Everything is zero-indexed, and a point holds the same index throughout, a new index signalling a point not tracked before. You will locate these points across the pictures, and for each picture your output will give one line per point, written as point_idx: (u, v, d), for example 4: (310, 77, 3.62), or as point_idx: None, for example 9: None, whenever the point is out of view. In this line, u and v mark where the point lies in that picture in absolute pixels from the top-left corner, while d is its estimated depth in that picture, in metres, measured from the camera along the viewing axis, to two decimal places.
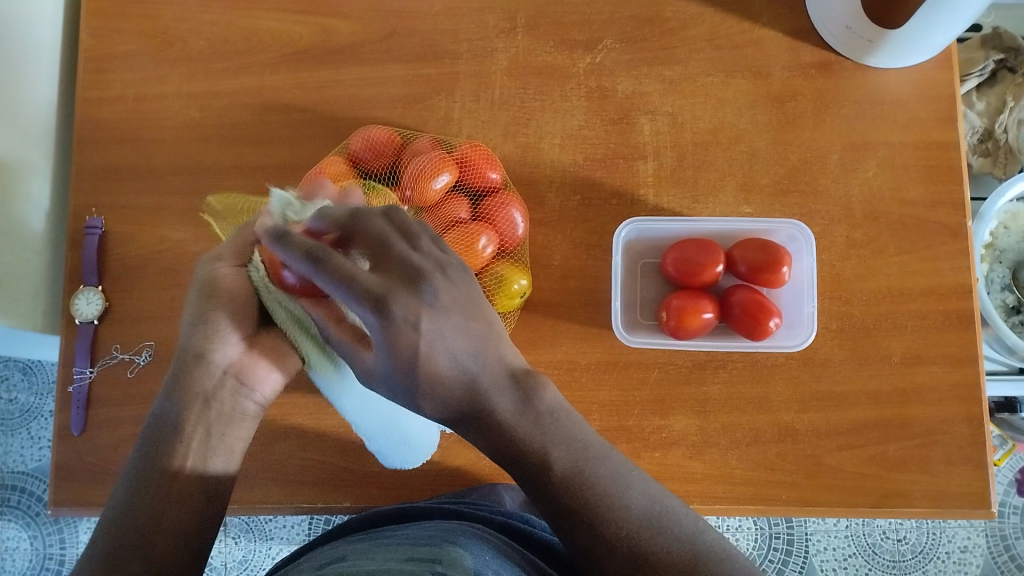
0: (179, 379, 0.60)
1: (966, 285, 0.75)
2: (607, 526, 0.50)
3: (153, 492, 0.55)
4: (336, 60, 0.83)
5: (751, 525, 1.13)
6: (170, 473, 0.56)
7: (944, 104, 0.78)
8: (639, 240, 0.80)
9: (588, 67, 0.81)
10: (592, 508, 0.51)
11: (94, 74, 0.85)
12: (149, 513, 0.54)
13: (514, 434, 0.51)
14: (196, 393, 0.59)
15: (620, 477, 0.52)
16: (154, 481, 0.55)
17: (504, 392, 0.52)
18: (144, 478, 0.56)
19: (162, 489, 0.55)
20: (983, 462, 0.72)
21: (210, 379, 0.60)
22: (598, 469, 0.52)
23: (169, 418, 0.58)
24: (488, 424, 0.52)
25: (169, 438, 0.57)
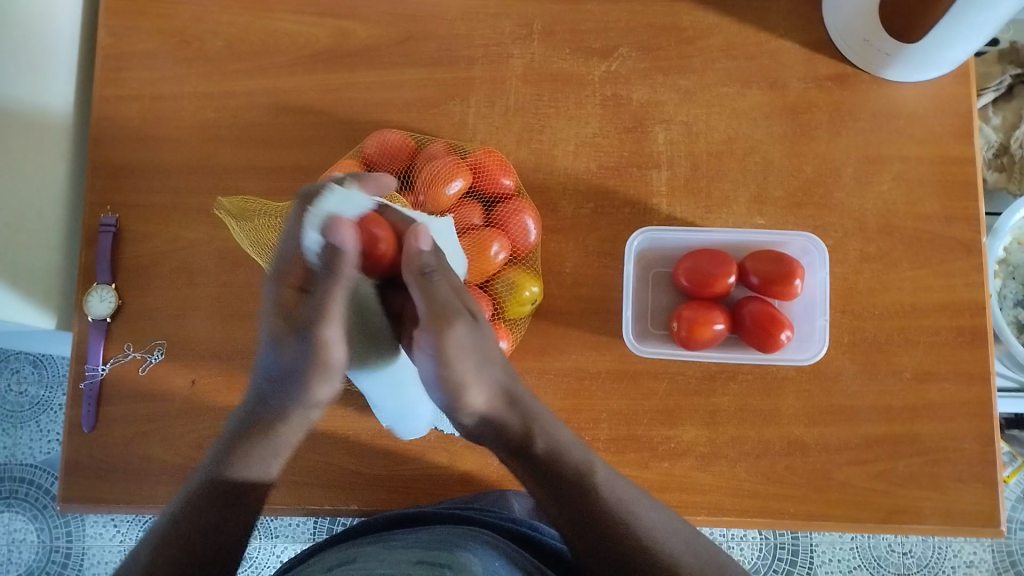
0: (256, 420, 0.67)
1: (980, 301, 0.74)
2: (620, 530, 0.59)
3: (216, 518, 0.62)
4: (352, 63, 0.83)
5: (756, 534, 1.13)
6: (243, 497, 0.64)
7: (960, 119, 0.78)
8: (652, 249, 0.80)
9: (603, 75, 0.81)
10: (620, 514, 0.61)
11: (111, 72, 0.85)
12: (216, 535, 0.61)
13: (558, 446, 0.64)
14: (281, 442, 0.67)
15: (637, 498, 0.63)
16: (228, 506, 0.63)
17: (535, 404, 0.66)
18: (210, 504, 0.63)
19: (225, 510, 0.63)
20: (992, 479, 0.71)
21: (296, 430, 0.67)
22: (621, 486, 0.63)
23: (244, 456, 0.65)
24: (524, 437, 0.65)
25: (253, 470, 0.65)
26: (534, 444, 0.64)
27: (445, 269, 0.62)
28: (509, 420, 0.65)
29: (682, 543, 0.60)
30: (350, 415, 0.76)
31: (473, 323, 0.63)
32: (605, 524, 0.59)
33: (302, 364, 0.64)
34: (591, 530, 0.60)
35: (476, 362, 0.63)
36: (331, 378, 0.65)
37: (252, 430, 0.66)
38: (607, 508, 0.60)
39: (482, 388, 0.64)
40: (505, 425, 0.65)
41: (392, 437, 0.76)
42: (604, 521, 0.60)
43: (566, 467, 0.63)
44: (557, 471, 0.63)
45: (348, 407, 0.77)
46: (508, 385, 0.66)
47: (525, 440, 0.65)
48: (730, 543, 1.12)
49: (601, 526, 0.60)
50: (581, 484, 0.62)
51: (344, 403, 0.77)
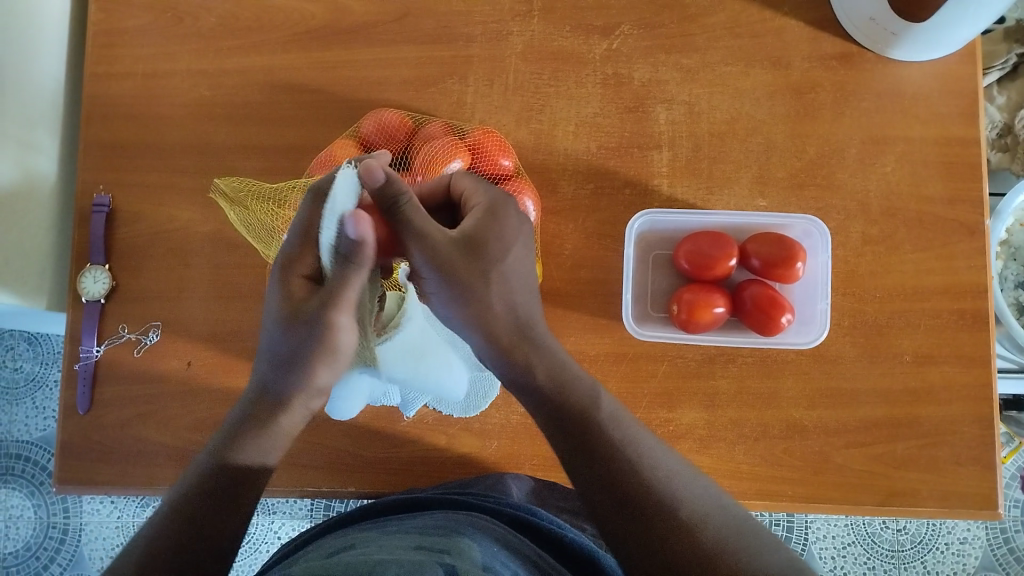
0: (255, 412, 0.58)
1: (982, 284, 0.74)
2: (634, 475, 0.51)
3: (224, 505, 0.53)
4: (349, 40, 0.81)
5: (752, 511, 1.13)
6: (246, 482, 0.55)
7: (966, 100, 0.77)
8: (653, 231, 0.79)
9: (604, 53, 0.79)
10: (620, 455, 0.52)
11: (103, 48, 0.83)
12: (217, 519, 0.52)
13: (565, 375, 0.56)
14: (283, 427, 0.58)
15: (657, 447, 0.54)
16: (224, 502, 0.54)
17: (546, 339, 0.59)
18: (211, 493, 0.54)
19: (226, 501, 0.54)
20: (991, 462, 0.71)
21: (297, 415, 0.59)
22: (627, 424, 0.55)
23: (252, 441, 0.57)
24: (533, 336, 0.58)
25: (253, 457, 0.56)
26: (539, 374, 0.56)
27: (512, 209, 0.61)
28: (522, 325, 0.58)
29: (696, 503, 0.49)
30: None
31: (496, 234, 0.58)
32: (625, 461, 0.51)
33: (313, 349, 0.56)
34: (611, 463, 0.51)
35: (501, 247, 0.57)
36: (338, 357, 0.58)
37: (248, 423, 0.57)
38: (622, 445, 0.52)
39: (495, 278, 0.57)
40: (520, 326, 0.58)
41: (392, 420, 0.75)
42: (614, 455, 0.52)
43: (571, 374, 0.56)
44: (563, 404, 0.55)
45: None
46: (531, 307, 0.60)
47: (539, 339, 0.58)
48: None
49: (609, 463, 0.51)
50: (581, 420, 0.54)
51: None
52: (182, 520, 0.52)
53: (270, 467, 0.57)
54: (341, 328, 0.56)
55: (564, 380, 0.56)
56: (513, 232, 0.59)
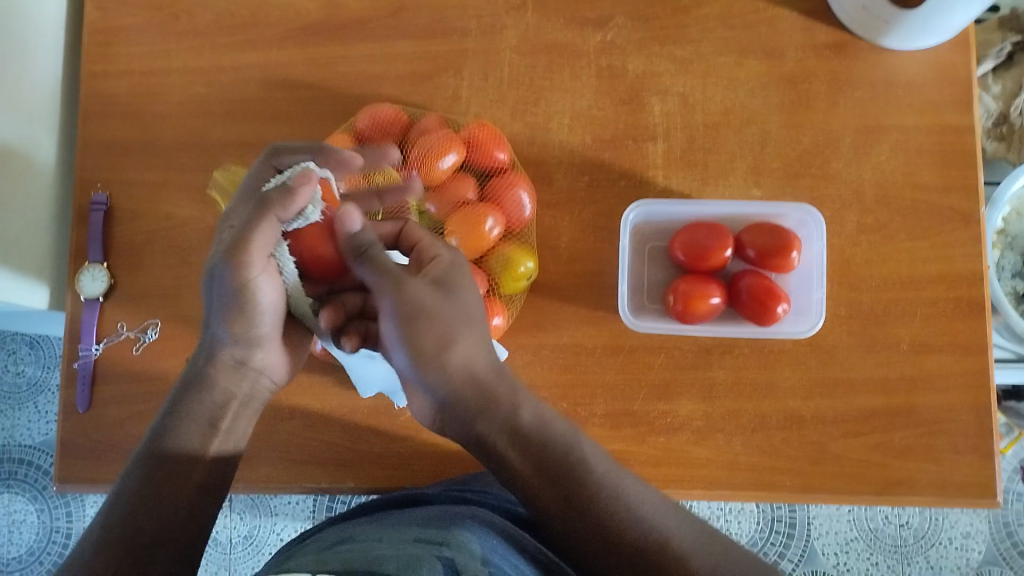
0: (194, 380, 0.59)
1: (978, 272, 0.74)
2: (642, 516, 0.54)
3: (168, 486, 0.55)
4: (343, 36, 0.81)
5: (753, 508, 1.13)
6: (190, 462, 0.56)
7: (960, 88, 0.77)
8: (648, 223, 0.79)
9: (599, 46, 0.79)
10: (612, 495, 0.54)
11: (99, 47, 0.84)
12: (166, 495, 0.54)
13: (528, 420, 0.56)
14: (223, 388, 0.59)
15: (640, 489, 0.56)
16: (172, 476, 0.55)
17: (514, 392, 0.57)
18: (155, 474, 0.55)
19: (174, 480, 0.55)
20: (989, 450, 0.71)
21: (238, 378, 0.60)
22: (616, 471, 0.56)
23: (188, 417, 0.58)
24: (505, 399, 0.56)
25: (194, 435, 0.57)
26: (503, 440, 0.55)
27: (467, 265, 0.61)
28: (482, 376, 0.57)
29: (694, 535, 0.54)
30: (345, 392, 0.76)
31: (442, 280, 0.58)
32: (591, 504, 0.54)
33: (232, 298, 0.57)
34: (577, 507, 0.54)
35: (458, 300, 0.57)
36: (261, 311, 0.58)
37: (192, 388, 0.59)
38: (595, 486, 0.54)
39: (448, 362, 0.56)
40: (486, 391, 0.56)
41: (390, 414, 0.76)
42: (608, 511, 0.53)
43: (544, 434, 0.55)
44: (540, 455, 0.55)
45: (343, 385, 0.76)
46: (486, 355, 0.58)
47: (509, 407, 0.56)
48: (728, 517, 1.13)
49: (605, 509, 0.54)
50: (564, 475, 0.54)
51: (341, 381, 0.76)
52: (131, 496, 0.54)
53: (218, 448, 0.58)
54: (257, 279, 0.57)
55: (532, 446, 0.55)
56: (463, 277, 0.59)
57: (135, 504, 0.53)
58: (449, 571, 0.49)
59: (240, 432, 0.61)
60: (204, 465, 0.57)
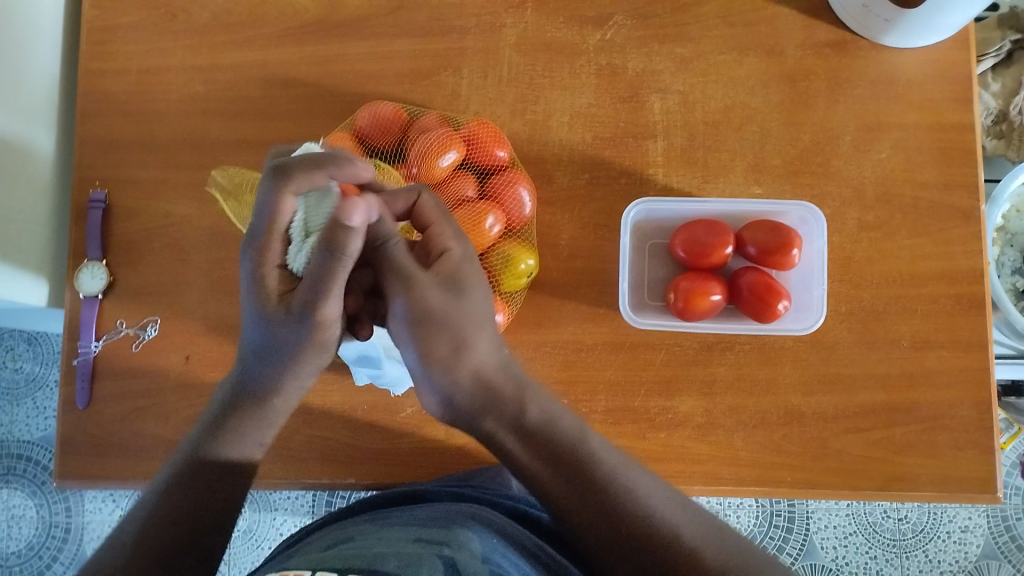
0: (245, 393, 0.59)
1: (979, 269, 0.74)
2: (650, 514, 0.53)
3: (209, 502, 0.56)
4: (343, 34, 0.81)
5: (752, 502, 1.13)
6: (234, 477, 0.58)
7: (960, 85, 0.77)
8: (648, 221, 0.79)
9: (598, 43, 0.79)
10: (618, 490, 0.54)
11: (98, 45, 0.83)
12: (206, 516, 0.55)
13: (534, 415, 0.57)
14: (275, 409, 0.59)
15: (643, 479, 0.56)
16: (213, 493, 0.56)
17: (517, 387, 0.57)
18: (196, 488, 0.56)
19: (217, 493, 0.56)
20: (990, 446, 0.71)
21: (292, 397, 0.60)
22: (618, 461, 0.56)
23: (237, 431, 0.58)
24: (511, 399, 0.57)
25: (242, 450, 0.58)
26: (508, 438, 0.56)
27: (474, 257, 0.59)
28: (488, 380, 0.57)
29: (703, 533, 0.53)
30: (345, 390, 0.76)
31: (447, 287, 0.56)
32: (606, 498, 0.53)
33: (297, 344, 0.56)
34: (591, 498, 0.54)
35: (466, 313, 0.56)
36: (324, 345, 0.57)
37: (243, 403, 0.59)
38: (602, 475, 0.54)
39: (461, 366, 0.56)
40: (495, 392, 0.57)
41: (391, 412, 0.75)
42: (612, 508, 0.53)
43: (557, 433, 0.56)
44: (551, 443, 0.56)
45: (343, 383, 0.76)
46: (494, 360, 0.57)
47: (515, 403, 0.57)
48: (726, 511, 1.13)
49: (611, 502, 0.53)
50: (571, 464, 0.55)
51: (341, 379, 0.76)
52: (171, 510, 0.55)
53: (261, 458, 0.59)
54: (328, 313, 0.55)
55: (543, 439, 0.56)
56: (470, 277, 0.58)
57: (171, 512, 0.54)
58: (450, 570, 0.49)
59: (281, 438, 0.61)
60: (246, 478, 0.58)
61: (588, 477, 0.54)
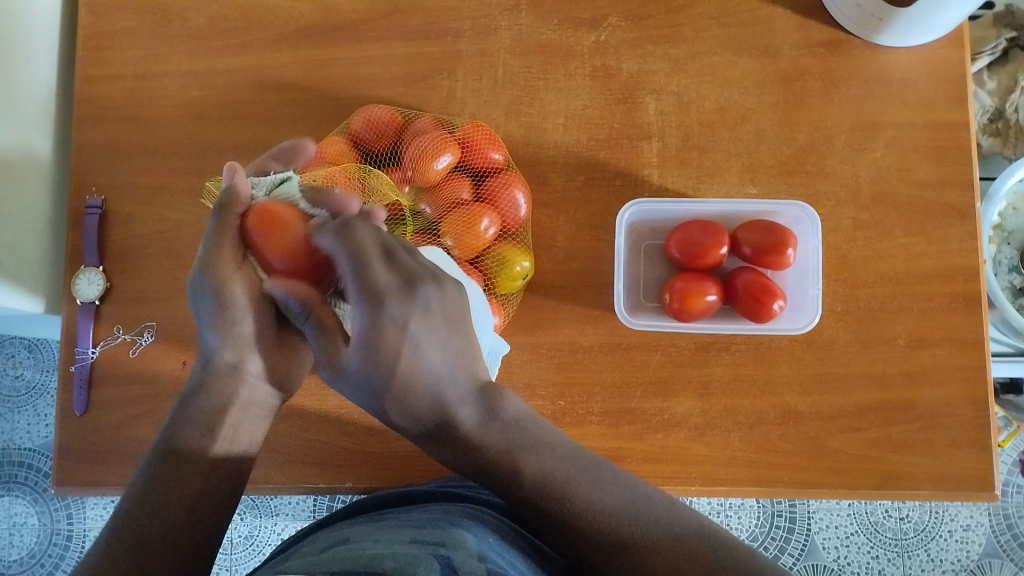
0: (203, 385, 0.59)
1: (974, 267, 0.74)
2: (590, 519, 0.53)
3: (177, 484, 0.55)
4: (338, 38, 0.82)
5: (754, 503, 1.13)
6: (195, 460, 0.56)
7: (954, 83, 0.77)
8: (644, 222, 0.79)
9: (592, 45, 0.80)
10: (561, 497, 0.54)
11: (94, 51, 0.84)
12: (170, 496, 0.54)
13: (480, 442, 0.57)
14: (221, 393, 0.58)
15: (599, 474, 0.56)
16: (180, 473, 0.55)
17: (468, 405, 0.57)
18: (166, 476, 0.55)
19: (187, 479, 0.55)
20: (987, 444, 0.71)
21: (230, 380, 0.59)
22: (572, 462, 0.56)
23: (194, 416, 0.57)
24: (454, 416, 0.57)
25: (199, 433, 0.57)
26: (460, 458, 0.58)
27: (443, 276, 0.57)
28: (437, 407, 0.57)
29: (664, 529, 0.52)
30: (341, 394, 0.76)
31: (386, 320, 0.53)
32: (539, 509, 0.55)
33: (216, 294, 0.57)
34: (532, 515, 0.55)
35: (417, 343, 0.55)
36: (234, 308, 0.58)
37: (196, 392, 0.58)
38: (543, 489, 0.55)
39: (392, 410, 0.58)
40: (444, 410, 0.57)
41: None
42: (559, 515, 0.54)
43: (489, 450, 0.56)
44: (490, 470, 0.56)
45: (340, 386, 0.76)
46: (440, 383, 0.57)
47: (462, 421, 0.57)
48: (727, 512, 1.13)
49: (558, 524, 0.54)
50: (507, 486, 0.56)
51: None
52: (140, 500, 0.54)
53: (227, 448, 0.57)
54: (230, 283, 0.57)
55: (485, 466, 0.57)
56: (421, 306, 0.54)
57: (143, 504, 0.53)
58: (447, 569, 0.49)
59: (249, 438, 0.60)
60: (212, 462, 0.56)
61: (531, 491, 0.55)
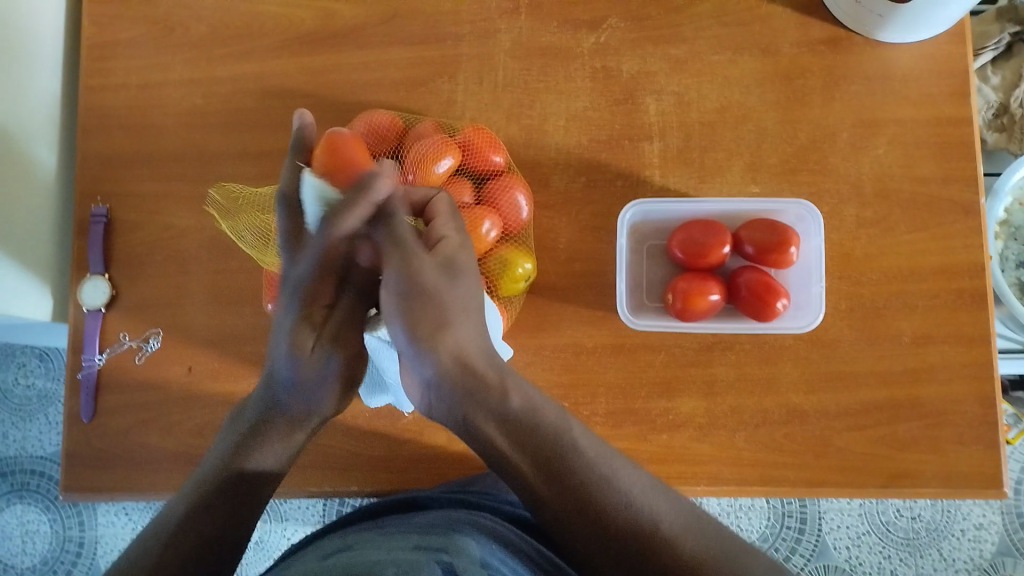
0: (270, 420, 0.62)
1: (980, 262, 0.73)
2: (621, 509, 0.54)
3: (232, 508, 0.58)
4: (339, 44, 0.82)
5: (763, 503, 1.12)
6: (259, 488, 0.60)
7: (957, 78, 0.76)
8: (646, 222, 0.79)
9: (593, 47, 0.80)
10: (599, 492, 0.54)
11: (97, 61, 0.84)
12: (223, 519, 0.57)
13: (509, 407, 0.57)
14: (296, 438, 0.63)
15: (617, 462, 0.57)
16: (239, 498, 0.58)
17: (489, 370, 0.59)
18: (225, 496, 0.58)
19: (245, 502, 0.58)
20: (995, 441, 0.71)
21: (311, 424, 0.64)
22: (600, 448, 0.57)
23: (263, 449, 0.61)
24: (495, 391, 0.58)
25: (266, 462, 0.61)
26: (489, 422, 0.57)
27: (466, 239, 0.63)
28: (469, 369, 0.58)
29: (692, 533, 0.53)
30: (347, 397, 0.76)
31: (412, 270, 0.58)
32: (581, 483, 0.54)
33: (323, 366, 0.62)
34: (565, 481, 0.55)
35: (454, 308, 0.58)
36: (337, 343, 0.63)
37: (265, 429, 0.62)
38: (584, 468, 0.55)
39: (446, 342, 0.58)
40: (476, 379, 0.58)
41: (392, 419, 0.76)
42: (594, 504, 0.54)
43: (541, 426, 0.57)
44: (531, 433, 0.56)
45: None
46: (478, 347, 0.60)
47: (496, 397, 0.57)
48: (737, 513, 1.12)
49: (592, 501, 0.54)
50: (558, 465, 0.55)
51: None
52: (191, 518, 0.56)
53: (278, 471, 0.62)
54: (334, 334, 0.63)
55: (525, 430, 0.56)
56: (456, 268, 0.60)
57: (200, 520, 0.56)
58: (448, 574, 0.49)
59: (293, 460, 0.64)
60: (267, 488, 0.61)
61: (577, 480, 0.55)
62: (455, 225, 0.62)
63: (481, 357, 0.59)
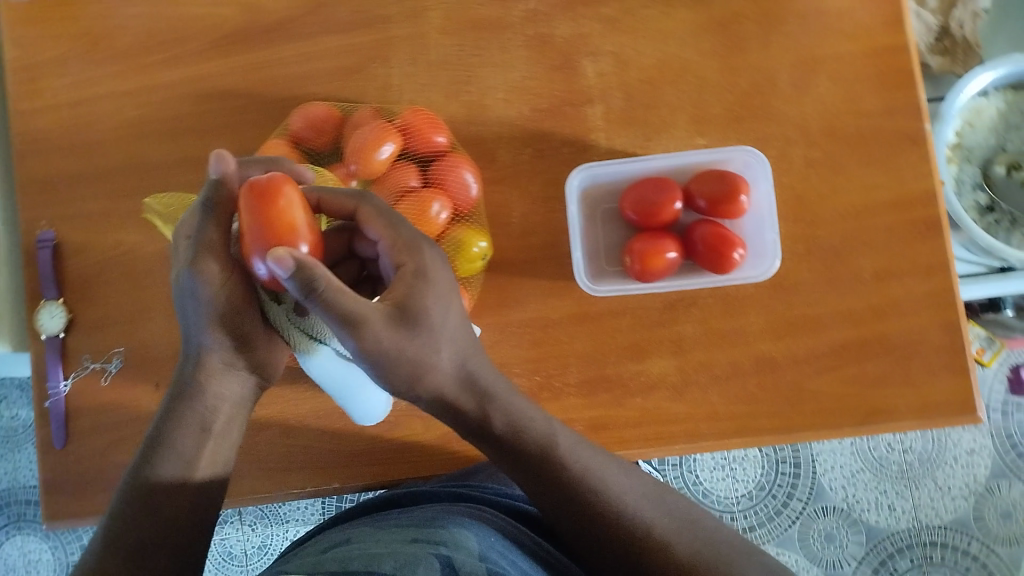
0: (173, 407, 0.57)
1: (932, 190, 0.73)
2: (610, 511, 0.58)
3: (148, 520, 0.53)
4: (268, 40, 0.80)
5: (757, 452, 1.13)
6: (172, 493, 0.55)
7: (892, 7, 0.76)
8: (596, 186, 0.78)
9: (524, 15, 0.78)
10: (596, 489, 0.59)
11: (25, 84, 0.83)
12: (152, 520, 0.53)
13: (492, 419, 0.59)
14: (211, 392, 0.58)
15: (610, 466, 0.61)
16: (151, 511, 0.53)
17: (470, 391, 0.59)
18: (140, 508, 0.53)
19: (164, 510, 0.54)
20: (965, 367, 0.71)
21: (225, 382, 0.58)
22: (590, 454, 0.61)
23: (173, 440, 0.56)
24: (477, 413, 0.59)
25: (173, 464, 0.55)
26: (494, 426, 0.60)
27: (422, 240, 0.56)
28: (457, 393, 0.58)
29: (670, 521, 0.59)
30: (317, 396, 0.76)
31: (370, 339, 0.52)
32: (575, 500, 0.59)
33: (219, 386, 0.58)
34: (564, 499, 0.59)
35: (424, 354, 0.55)
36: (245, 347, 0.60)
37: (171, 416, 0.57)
38: (573, 474, 0.59)
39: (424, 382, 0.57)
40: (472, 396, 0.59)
41: None
42: (587, 509, 0.58)
43: (532, 437, 0.60)
44: (518, 447, 0.60)
45: (314, 389, 0.76)
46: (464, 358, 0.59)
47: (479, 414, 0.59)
48: (732, 466, 1.13)
49: (586, 510, 0.59)
50: (546, 469, 0.59)
51: (312, 386, 0.76)
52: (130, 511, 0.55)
53: (208, 471, 0.57)
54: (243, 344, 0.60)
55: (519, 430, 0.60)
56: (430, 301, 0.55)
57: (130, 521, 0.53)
58: (447, 569, 0.50)
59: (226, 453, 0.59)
60: (191, 491, 0.56)
61: (567, 487, 0.59)
62: (408, 241, 0.56)
63: (465, 380, 0.59)
